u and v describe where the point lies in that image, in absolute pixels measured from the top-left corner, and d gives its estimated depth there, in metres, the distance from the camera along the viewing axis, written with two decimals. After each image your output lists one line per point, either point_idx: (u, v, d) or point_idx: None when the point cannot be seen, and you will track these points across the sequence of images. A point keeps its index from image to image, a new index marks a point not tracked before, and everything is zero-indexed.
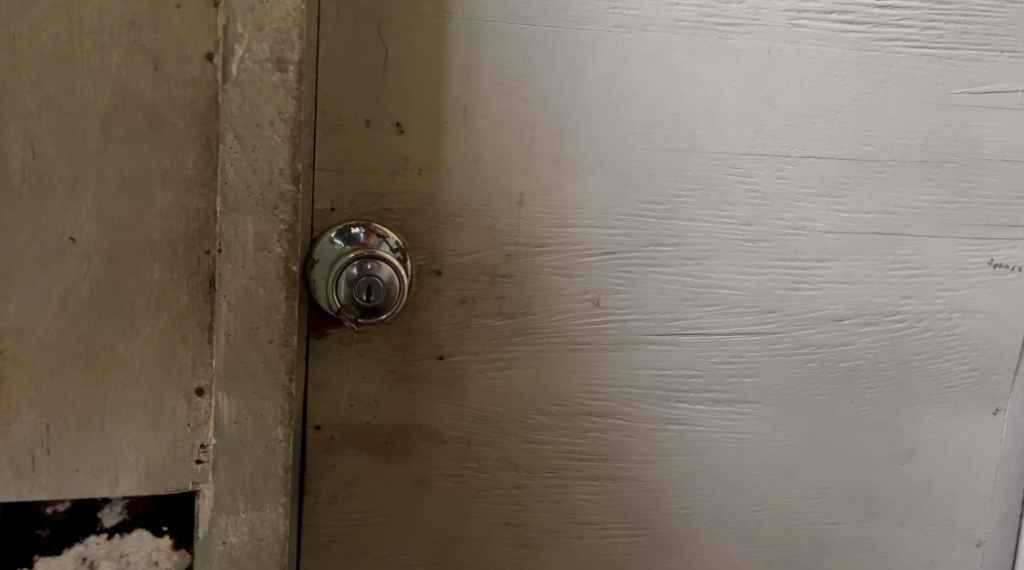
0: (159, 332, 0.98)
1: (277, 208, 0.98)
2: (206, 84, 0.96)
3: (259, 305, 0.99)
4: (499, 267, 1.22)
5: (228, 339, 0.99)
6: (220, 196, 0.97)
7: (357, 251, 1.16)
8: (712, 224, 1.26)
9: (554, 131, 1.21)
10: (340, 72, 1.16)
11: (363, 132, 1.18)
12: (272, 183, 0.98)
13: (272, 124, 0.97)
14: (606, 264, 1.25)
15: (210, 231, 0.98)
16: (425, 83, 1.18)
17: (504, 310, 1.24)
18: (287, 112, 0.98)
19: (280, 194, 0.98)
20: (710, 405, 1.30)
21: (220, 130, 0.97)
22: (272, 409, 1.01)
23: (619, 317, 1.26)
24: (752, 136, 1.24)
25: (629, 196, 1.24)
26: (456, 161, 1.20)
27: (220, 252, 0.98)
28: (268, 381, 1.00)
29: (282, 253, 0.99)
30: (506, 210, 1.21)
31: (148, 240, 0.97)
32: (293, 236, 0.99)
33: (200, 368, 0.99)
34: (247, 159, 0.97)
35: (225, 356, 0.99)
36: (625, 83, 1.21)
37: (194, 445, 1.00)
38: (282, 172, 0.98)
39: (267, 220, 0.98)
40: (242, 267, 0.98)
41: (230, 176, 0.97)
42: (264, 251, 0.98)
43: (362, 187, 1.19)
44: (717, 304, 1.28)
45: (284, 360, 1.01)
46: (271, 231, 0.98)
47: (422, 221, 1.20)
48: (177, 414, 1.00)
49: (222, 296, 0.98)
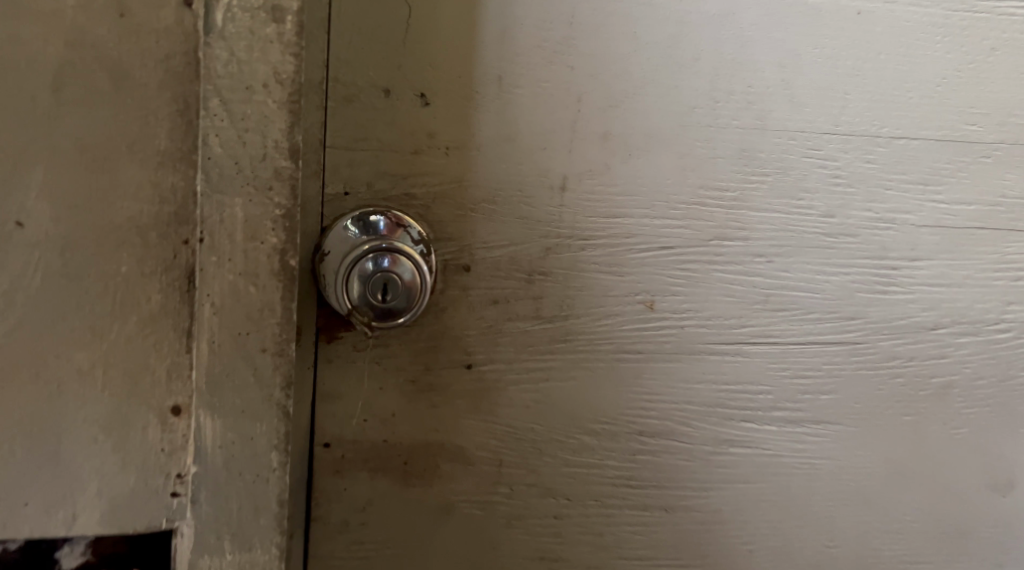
0: (127, 338, 0.86)
1: (271, 189, 0.85)
2: (184, 38, 0.85)
3: (248, 307, 0.86)
4: (538, 263, 1.06)
5: (212, 347, 0.86)
6: (202, 172, 0.85)
7: (374, 243, 0.99)
8: (787, 215, 1.09)
9: (604, 105, 1.05)
10: (355, 34, 1.00)
11: (381, 103, 1.01)
12: (265, 158, 0.85)
13: (265, 87, 0.84)
14: (662, 260, 1.08)
15: (188, 216, 0.86)
16: (454, 46, 1.02)
17: (542, 313, 1.07)
18: (284, 71, 0.85)
19: (275, 171, 0.85)
20: (780, 426, 1.13)
21: (200, 91, 0.85)
22: (264, 432, 0.87)
23: (676, 322, 1.10)
24: (837, 112, 1.08)
25: (688, 181, 1.07)
26: (491, 139, 1.03)
27: (201, 240, 0.85)
28: (260, 399, 0.87)
29: (278, 244, 0.86)
30: (545, 196, 1.05)
31: (112, 226, 0.85)
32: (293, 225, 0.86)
33: (176, 384, 0.87)
34: (235, 129, 0.85)
35: (208, 368, 0.86)
36: (687, 47, 1.05)
37: (169, 475, 0.88)
38: (277, 144, 0.85)
39: (259, 204, 0.85)
40: (229, 260, 0.85)
41: (214, 149, 0.84)
42: (255, 241, 0.85)
43: (380, 167, 1.02)
44: (789, 309, 1.11)
45: (279, 374, 0.87)
46: (264, 217, 0.85)
47: (448, 207, 1.04)
48: (148, 437, 0.87)
49: (205, 295, 0.85)
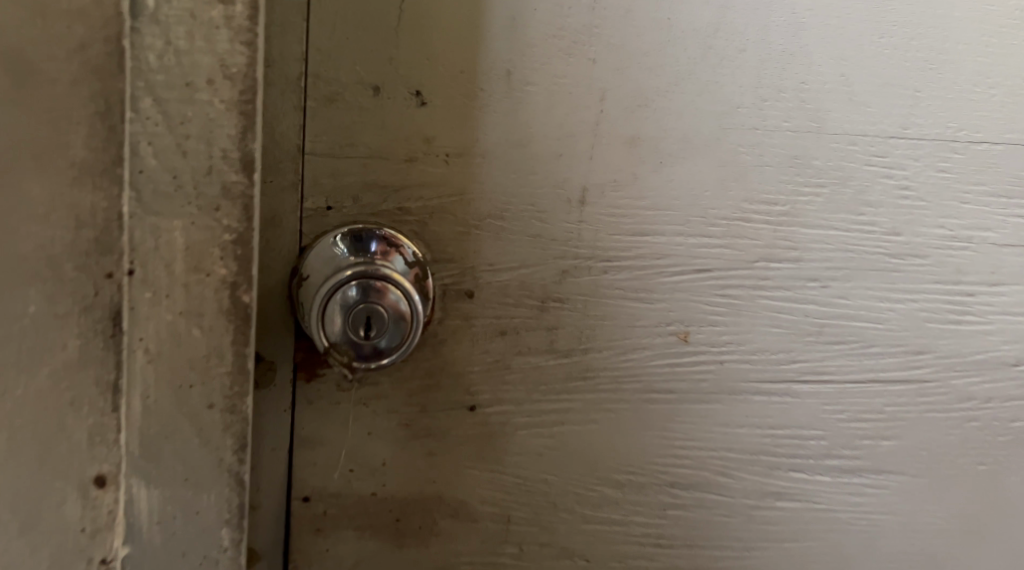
0: (38, 398, 0.76)
1: (218, 209, 0.78)
2: (102, 25, 0.74)
3: (192, 351, 0.79)
4: (553, 288, 0.92)
5: (145, 403, 0.79)
6: (133, 190, 0.77)
7: (357, 269, 0.80)
8: (846, 232, 0.95)
9: (631, 103, 0.90)
10: (338, 21, 0.85)
11: (369, 103, 0.86)
12: (211, 171, 0.77)
13: (210, 84, 0.76)
14: (698, 285, 0.94)
15: (111, 245, 0.77)
16: (454, 36, 0.86)
17: (557, 346, 0.93)
18: (231, 64, 0.76)
19: (223, 186, 0.78)
20: (833, 476, 0.99)
21: (131, 91, 0.75)
22: (210, 504, 0.82)
23: (714, 357, 0.95)
24: (906, 112, 0.93)
25: (730, 193, 0.92)
26: (498, 144, 0.89)
27: (131, 273, 0.77)
28: (207, 463, 0.81)
29: (228, 277, 0.79)
30: (562, 211, 0.91)
31: (21, 262, 0.75)
32: (248, 250, 0.79)
33: (100, 450, 0.79)
34: (173, 136, 0.76)
35: (141, 427, 0.80)
36: (730, 35, 0.90)
37: (92, 558, 0.80)
38: (225, 153, 0.77)
39: (202, 228, 0.78)
40: (169, 297, 0.78)
41: (148, 162, 0.76)
42: (199, 274, 0.78)
43: (368, 178, 0.87)
44: (845, 344, 0.97)
45: (230, 433, 0.81)
46: (209, 244, 0.78)
47: (448, 224, 0.89)
48: (67, 516, 0.79)
49: (139, 339, 0.78)
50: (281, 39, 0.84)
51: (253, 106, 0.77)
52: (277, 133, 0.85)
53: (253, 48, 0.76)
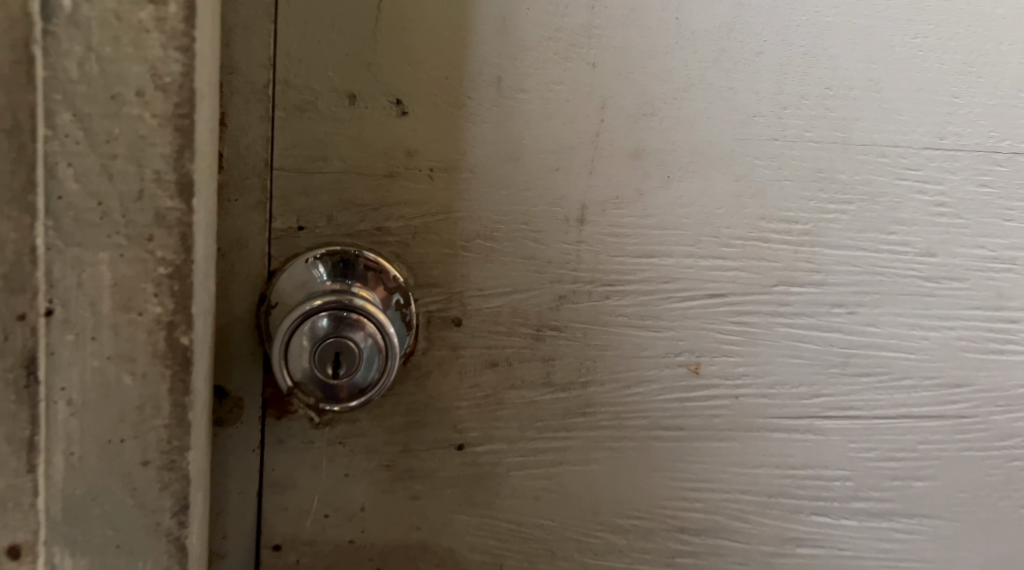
0: None
1: (152, 238, 0.68)
2: (7, 26, 0.64)
3: (122, 401, 0.70)
4: (549, 315, 0.83)
5: (69, 461, 0.69)
6: (50, 219, 0.67)
7: (322, 300, 0.72)
8: (875, 253, 0.86)
9: (636, 112, 0.81)
10: (310, 22, 0.76)
11: (344, 113, 0.78)
12: (143, 195, 0.68)
13: (140, 96, 0.66)
14: (711, 311, 0.85)
15: (23, 282, 0.66)
16: (439, 39, 0.78)
17: (554, 379, 0.84)
18: (163, 72, 0.66)
19: (157, 213, 0.68)
20: (860, 520, 0.90)
21: (48, 104, 0.65)
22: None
23: (728, 391, 0.87)
24: (943, 121, 0.84)
25: (746, 210, 0.84)
26: (488, 158, 0.80)
27: (49, 314, 0.67)
28: (142, 527, 0.72)
29: (164, 316, 0.69)
30: (558, 231, 0.82)
31: None
32: (186, 286, 0.69)
33: (15, 516, 0.69)
34: (97, 157, 0.67)
35: (64, 489, 0.70)
36: (746, 36, 0.82)
37: None
38: (158, 175, 0.68)
39: (133, 261, 0.68)
40: (94, 339, 0.68)
41: (68, 187, 0.67)
42: (130, 313, 0.69)
43: (343, 195, 0.79)
44: (872, 376, 0.88)
45: (168, 492, 0.72)
46: (140, 279, 0.68)
47: (432, 245, 0.81)
48: None
49: (59, 389, 0.68)
50: (245, 43, 0.76)
51: (192, 121, 0.68)
52: (242, 147, 0.77)
53: (192, 54, 0.67)
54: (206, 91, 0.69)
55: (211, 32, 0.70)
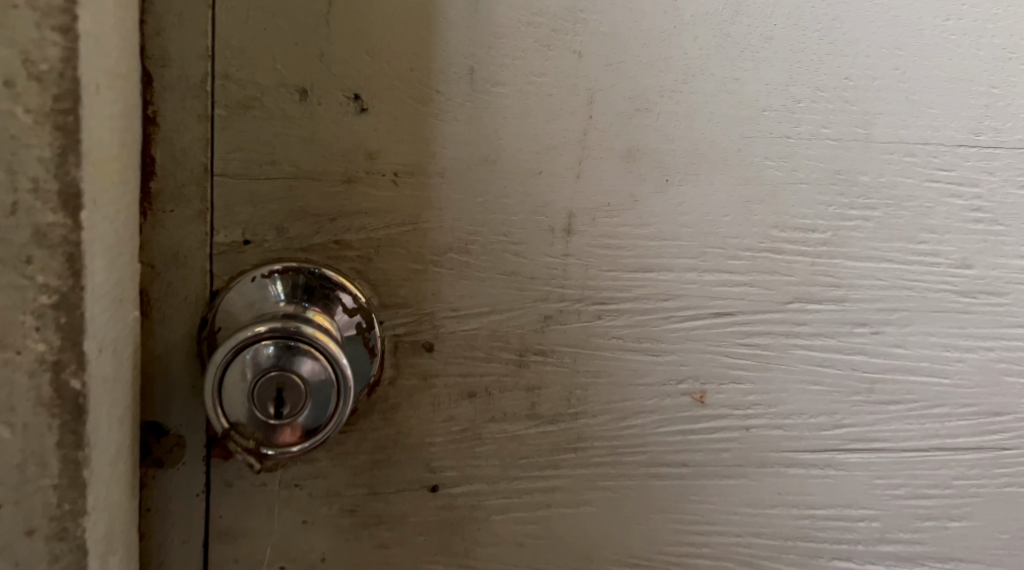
0: None
1: (30, 261, 0.55)
2: None
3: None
4: (532, 338, 0.73)
5: None
6: None
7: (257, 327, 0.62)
8: (903, 265, 0.76)
9: (628, 107, 0.71)
10: (254, 6, 0.67)
11: (294, 110, 0.68)
12: (17, 208, 0.55)
13: (11, 88, 0.54)
14: (717, 332, 0.75)
15: None
16: (402, 25, 0.68)
17: (540, 410, 0.74)
18: (39, 57, 0.54)
19: (36, 230, 0.55)
20: (888, 566, 0.80)
21: None
22: None
23: (737, 422, 0.76)
24: (979, 115, 0.74)
25: (755, 218, 0.74)
26: (460, 161, 0.70)
27: None
28: None
29: (49, 355, 0.57)
30: (542, 242, 0.72)
31: None
32: (75, 318, 0.57)
33: None
34: None
35: None
36: (754, 19, 0.71)
37: None
38: (36, 184, 0.55)
39: (6, 289, 0.55)
40: None
41: None
42: (4, 352, 0.56)
43: (295, 203, 0.69)
44: (901, 403, 0.78)
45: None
46: (16, 311, 0.56)
47: (399, 260, 0.71)
48: None
49: None
50: (179, 31, 0.66)
51: (78, 116, 0.55)
52: (178, 150, 0.67)
53: (73, 37, 0.54)
54: (97, 80, 0.57)
55: (107, 11, 0.58)
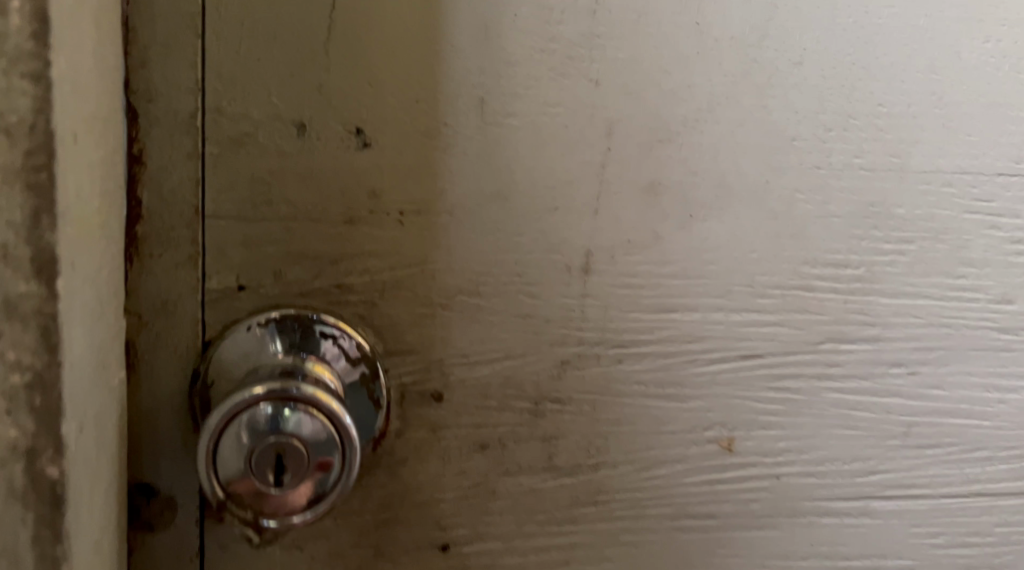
0: None
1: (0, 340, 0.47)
2: None
3: None
4: (549, 386, 0.69)
5: None
6: None
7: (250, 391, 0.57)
8: (941, 302, 0.72)
9: (649, 137, 0.67)
10: (246, 35, 0.62)
11: (291, 145, 0.63)
12: None
13: None
14: (746, 377, 0.70)
15: None
16: (407, 53, 0.63)
17: (557, 462, 0.70)
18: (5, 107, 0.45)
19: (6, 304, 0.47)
20: None
21: None
22: None
23: (767, 470, 0.72)
24: (1019, 142, 0.70)
25: (785, 254, 0.69)
26: (470, 198, 0.66)
27: None
28: None
29: (21, 442, 0.49)
30: (558, 282, 0.67)
31: None
32: (52, 399, 0.49)
33: None
34: None
35: None
36: (782, 43, 0.67)
37: None
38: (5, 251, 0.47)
39: None
40: None
41: None
42: None
43: (293, 246, 0.64)
44: (939, 447, 0.74)
45: None
46: None
47: (405, 304, 0.66)
48: None
49: None
50: (165, 62, 0.61)
51: (53, 174, 0.47)
52: (166, 190, 0.62)
53: (45, 84, 0.46)
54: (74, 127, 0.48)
55: (84, 46, 0.49)
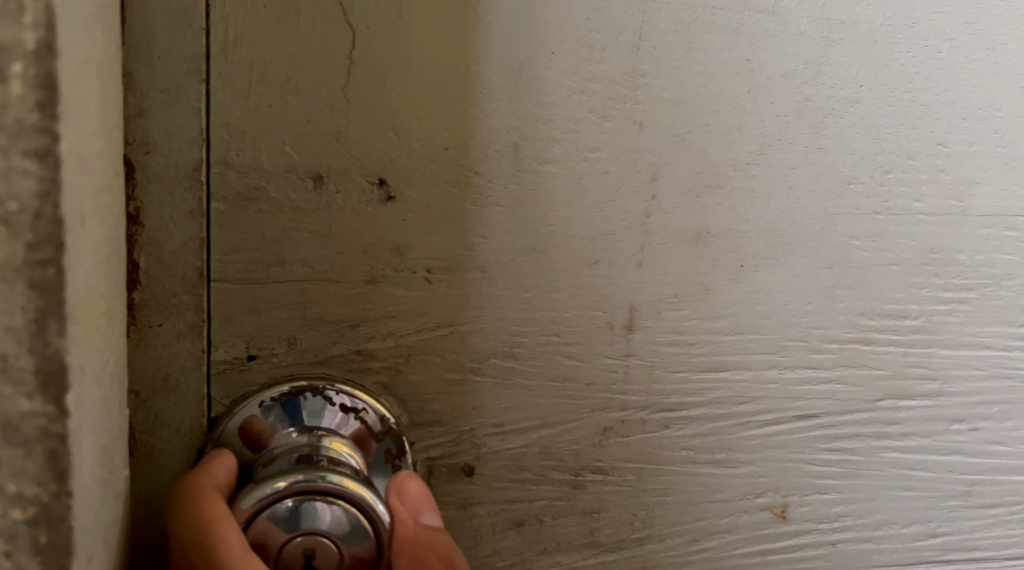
0: None
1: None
2: None
3: None
4: (590, 455, 0.63)
5: None
6: None
7: (270, 486, 0.49)
8: (1002, 352, 0.67)
9: (696, 183, 0.61)
10: (256, 79, 0.55)
11: (306, 200, 0.57)
12: None
13: None
14: (801, 439, 0.65)
15: None
16: (434, 97, 0.57)
17: (599, 537, 0.64)
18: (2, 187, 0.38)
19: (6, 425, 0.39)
20: None
21: None
22: None
23: (823, 538, 0.67)
24: None
25: (840, 305, 0.64)
26: (502, 253, 0.59)
27: None
28: None
29: None
30: (599, 343, 0.61)
31: None
32: (61, 533, 0.40)
33: None
34: None
35: None
36: (838, 79, 0.62)
37: None
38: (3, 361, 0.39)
39: None
40: None
41: None
42: None
43: (308, 309, 0.58)
44: (1000, 506, 0.69)
45: None
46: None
47: (432, 371, 0.60)
48: None
49: None
50: (165, 111, 0.54)
51: (60, 267, 0.39)
52: (166, 253, 0.55)
53: (54, 162, 0.38)
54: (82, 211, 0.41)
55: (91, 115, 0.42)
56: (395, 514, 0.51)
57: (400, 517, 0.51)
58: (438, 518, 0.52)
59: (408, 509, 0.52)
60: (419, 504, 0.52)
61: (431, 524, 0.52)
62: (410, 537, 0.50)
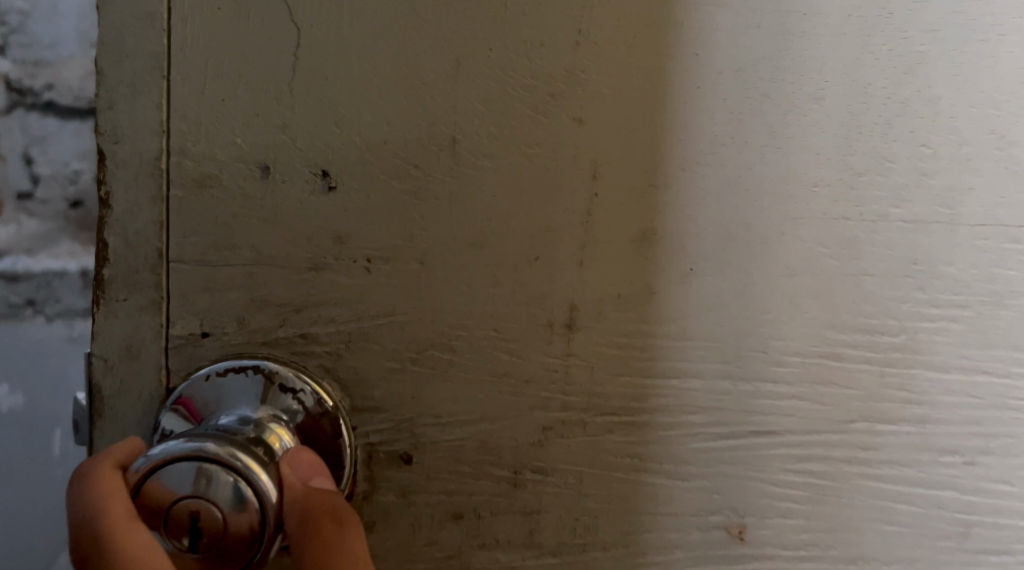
0: None
1: None
2: None
3: None
4: (529, 453, 0.62)
5: None
6: None
7: (163, 449, 0.54)
8: (1007, 379, 0.61)
9: (641, 182, 0.60)
10: (211, 75, 0.60)
11: (254, 188, 0.60)
12: None
13: None
14: (760, 457, 0.61)
15: None
16: (375, 91, 0.60)
17: (540, 540, 0.63)
18: None
19: None
20: None
21: None
22: None
23: (788, 566, 0.62)
24: None
25: (806, 316, 0.60)
26: (439, 244, 0.60)
27: None
28: None
29: None
30: (538, 340, 0.61)
31: None
32: None
33: None
34: None
35: None
36: (798, 76, 0.59)
37: None
38: None
39: None
40: None
41: None
42: None
43: (256, 292, 0.61)
44: (1007, 554, 0.62)
45: None
46: None
47: (372, 357, 0.61)
48: None
49: None
50: (131, 104, 0.60)
51: None
52: (131, 233, 0.61)
53: None
54: None
55: None
56: (284, 478, 0.55)
57: (290, 484, 0.55)
58: (328, 484, 0.56)
59: (296, 476, 0.56)
60: (307, 471, 0.56)
61: (320, 486, 0.56)
62: (301, 497, 0.55)
